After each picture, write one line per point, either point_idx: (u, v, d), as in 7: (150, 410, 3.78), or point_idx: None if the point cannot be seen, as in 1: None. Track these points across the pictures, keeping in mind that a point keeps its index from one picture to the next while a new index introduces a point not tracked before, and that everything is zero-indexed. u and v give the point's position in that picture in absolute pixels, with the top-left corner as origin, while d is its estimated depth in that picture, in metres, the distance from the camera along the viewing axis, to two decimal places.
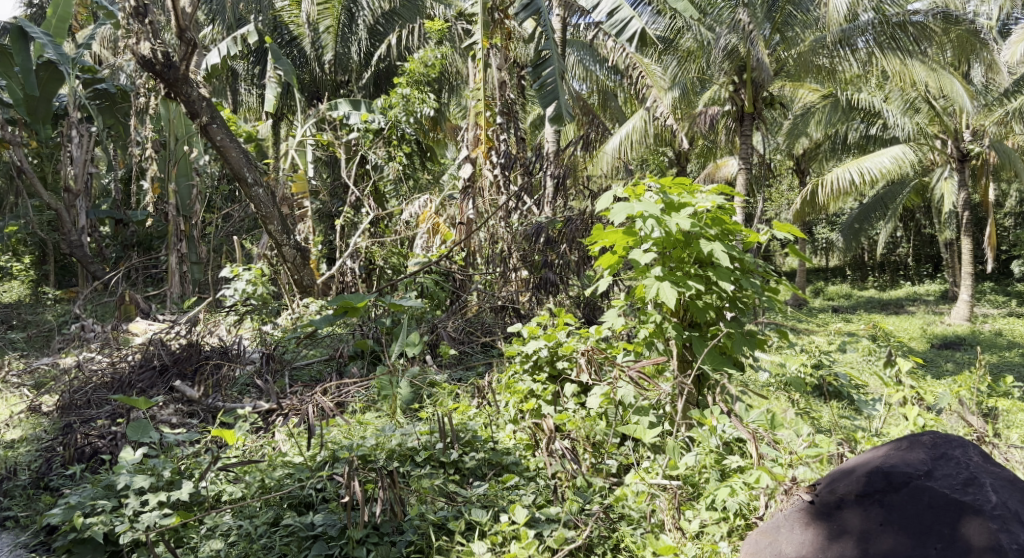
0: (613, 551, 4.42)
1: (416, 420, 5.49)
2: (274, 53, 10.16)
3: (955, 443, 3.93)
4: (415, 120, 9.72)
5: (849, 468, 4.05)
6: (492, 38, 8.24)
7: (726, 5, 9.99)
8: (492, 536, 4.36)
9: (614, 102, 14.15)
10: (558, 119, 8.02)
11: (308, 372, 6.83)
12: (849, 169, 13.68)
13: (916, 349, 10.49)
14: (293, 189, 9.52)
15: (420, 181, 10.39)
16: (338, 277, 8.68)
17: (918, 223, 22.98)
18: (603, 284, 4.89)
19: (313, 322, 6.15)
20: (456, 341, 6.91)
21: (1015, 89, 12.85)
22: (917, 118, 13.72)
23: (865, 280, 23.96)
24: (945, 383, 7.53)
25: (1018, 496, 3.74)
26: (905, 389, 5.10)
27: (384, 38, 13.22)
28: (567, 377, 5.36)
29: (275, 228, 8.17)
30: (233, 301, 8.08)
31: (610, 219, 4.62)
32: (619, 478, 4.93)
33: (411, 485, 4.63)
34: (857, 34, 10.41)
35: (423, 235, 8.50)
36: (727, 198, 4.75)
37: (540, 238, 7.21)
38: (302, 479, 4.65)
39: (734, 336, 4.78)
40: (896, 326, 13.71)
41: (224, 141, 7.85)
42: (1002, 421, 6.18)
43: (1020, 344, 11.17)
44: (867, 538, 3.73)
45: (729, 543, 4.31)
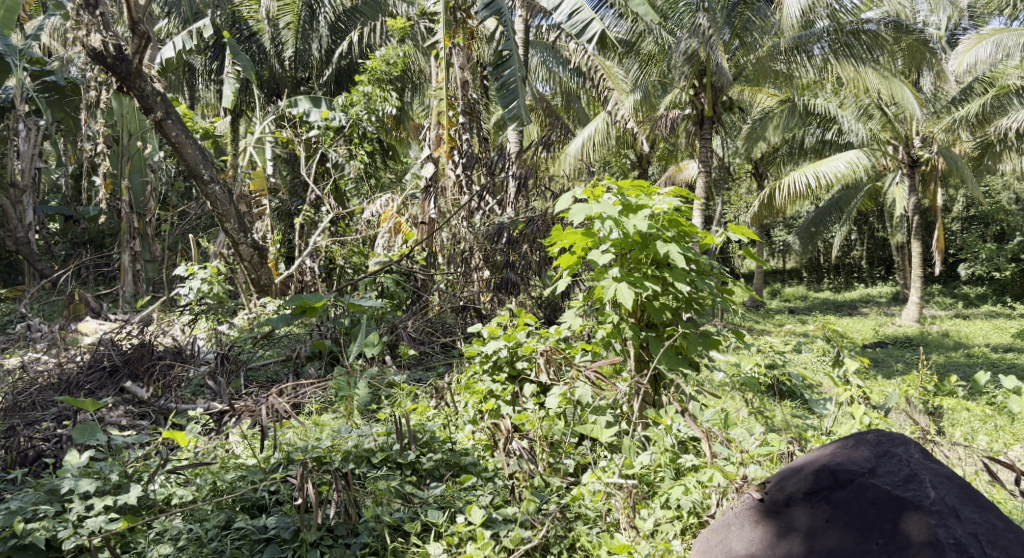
0: (569, 551, 4.44)
1: (373, 420, 5.48)
2: (231, 49, 10.01)
3: (898, 441, 4.01)
4: (376, 118, 9.63)
5: (797, 466, 4.12)
6: (454, 38, 8.23)
7: (687, 10, 10.16)
8: (448, 538, 4.37)
9: (577, 104, 14.23)
10: (519, 120, 8.01)
11: (264, 373, 6.73)
12: (805, 173, 13.91)
13: (868, 350, 10.73)
14: (251, 187, 9.36)
15: (383, 180, 10.33)
16: (297, 277, 8.60)
17: (871, 227, 23.58)
18: (562, 284, 4.92)
19: (270, 322, 6.07)
20: (416, 341, 6.91)
21: (962, 97, 13.22)
22: (871, 124, 13.98)
23: (821, 282, 24.47)
24: (894, 381, 7.74)
25: (956, 492, 3.84)
26: (853, 388, 5.20)
27: (346, 35, 13.08)
28: (526, 377, 5.32)
29: (232, 227, 8.04)
30: (187, 300, 7.92)
31: (569, 219, 4.66)
32: (575, 478, 4.99)
33: (367, 486, 4.62)
34: (813, 41, 10.63)
35: (384, 235, 8.46)
36: (684, 200, 4.81)
37: (501, 238, 7.20)
38: (255, 481, 4.60)
39: (690, 336, 4.83)
40: (849, 327, 14.02)
41: (179, 137, 7.73)
42: (947, 419, 6.38)
43: (965, 345, 11.55)
44: (813, 534, 3.82)
45: (682, 541, 4.38)
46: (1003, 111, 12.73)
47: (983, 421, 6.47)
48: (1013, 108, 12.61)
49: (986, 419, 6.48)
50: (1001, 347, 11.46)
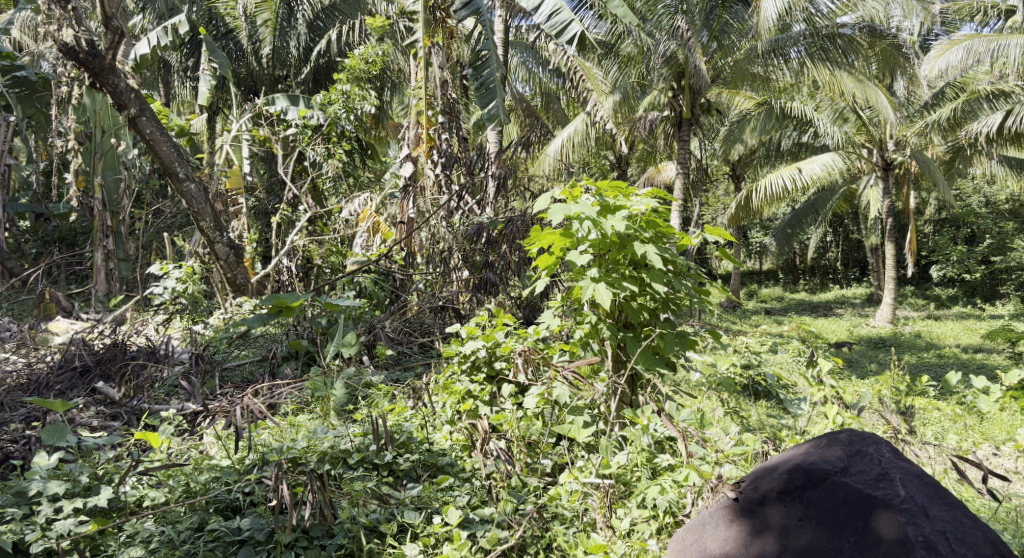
0: (545, 551, 4.45)
1: (350, 421, 5.45)
2: (208, 45, 9.91)
3: (870, 440, 4.05)
4: (355, 117, 9.57)
5: (772, 464, 4.15)
6: (433, 37, 8.21)
7: (664, 12, 10.13)
8: (424, 538, 4.37)
9: (557, 105, 14.24)
10: (497, 121, 8.00)
11: (240, 373, 6.67)
12: (781, 176, 14.02)
13: (843, 350, 10.87)
14: (227, 185, 9.26)
15: (361, 179, 10.28)
16: (273, 277, 8.51)
17: (846, 228, 23.90)
18: (540, 285, 4.93)
19: (246, 322, 6.01)
20: (394, 342, 6.87)
21: (935, 102, 13.42)
22: (846, 127, 14.10)
23: (797, 283, 24.72)
24: (867, 381, 7.84)
25: (925, 490, 3.89)
26: (826, 388, 5.28)
27: (324, 33, 12.97)
28: (504, 377, 5.33)
29: (208, 225, 7.94)
30: (162, 299, 7.82)
31: (548, 219, 4.68)
32: (553, 478, 5.00)
33: (342, 488, 4.61)
34: (790, 44, 10.73)
35: (362, 235, 8.46)
36: (661, 201, 4.83)
37: (480, 238, 7.21)
38: (228, 483, 4.57)
39: (666, 336, 4.85)
40: (824, 327, 14.18)
41: (154, 134, 7.65)
42: (917, 419, 6.48)
43: (936, 345, 11.78)
44: (787, 533, 3.85)
45: (658, 541, 4.40)
46: (974, 116, 12.93)
47: (953, 420, 6.58)
48: (983, 112, 12.82)
49: (956, 418, 6.60)
50: (972, 347, 11.65)
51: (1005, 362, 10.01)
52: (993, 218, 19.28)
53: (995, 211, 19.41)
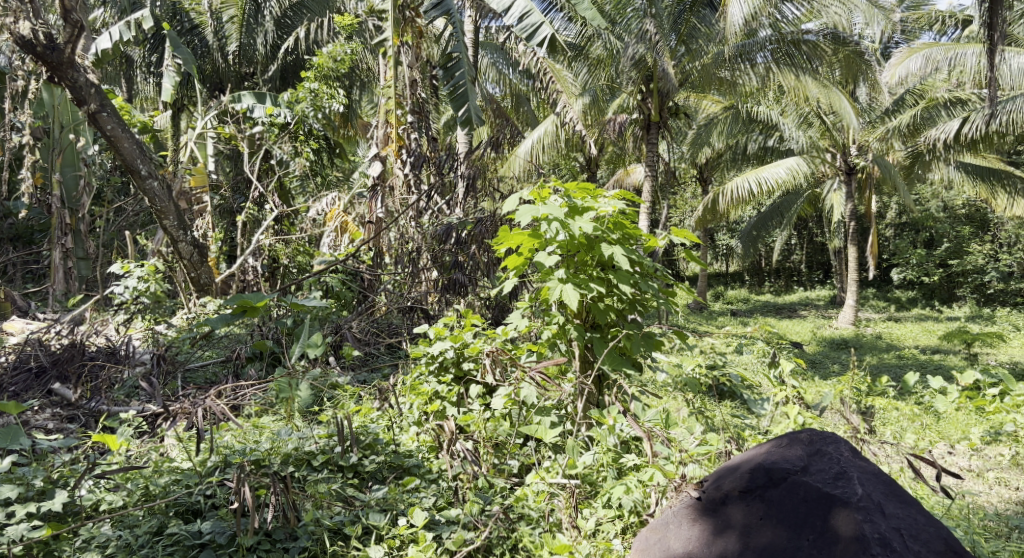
0: (511, 551, 4.47)
1: (315, 423, 5.39)
2: (172, 41, 9.76)
3: (830, 439, 4.11)
4: (323, 115, 9.40)
5: (734, 464, 4.20)
6: (403, 36, 8.16)
7: (634, 15, 10.13)
8: (389, 540, 4.37)
9: (526, 106, 14.25)
10: (468, 123, 8.02)
11: (203, 373, 6.58)
12: (747, 179, 14.24)
13: (807, 351, 11.04)
14: (191, 184, 9.13)
15: (330, 179, 10.13)
16: (238, 276, 8.41)
17: (810, 231, 24.29)
18: (509, 285, 4.93)
19: (209, 322, 5.92)
20: (361, 342, 6.81)
21: (895, 108, 13.75)
22: (810, 132, 14.31)
23: (763, 284, 25.08)
24: (829, 382, 7.99)
25: (882, 488, 3.96)
26: (788, 389, 5.38)
27: (292, 30, 12.77)
28: (472, 378, 5.32)
29: (171, 224, 7.83)
30: (123, 299, 7.68)
31: (516, 220, 4.68)
32: (520, 478, 5.02)
33: (306, 490, 4.59)
34: (756, 49, 10.94)
35: (330, 234, 8.44)
36: (628, 203, 4.85)
37: (449, 239, 7.22)
38: (189, 485, 4.52)
39: (633, 337, 4.87)
40: (788, 329, 14.42)
41: (115, 130, 7.48)
42: (876, 418, 6.62)
43: (897, 346, 12.01)
44: (748, 531, 3.91)
45: (623, 540, 4.43)
46: (932, 123, 13.22)
47: (910, 419, 6.75)
48: (941, 120, 13.12)
49: (913, 418, 6.76)
50: (931, 348, 11.90)
51: (962, 364, 10.25)
52: (950, 222, 19.73)
53: (952, 215, 19.82)
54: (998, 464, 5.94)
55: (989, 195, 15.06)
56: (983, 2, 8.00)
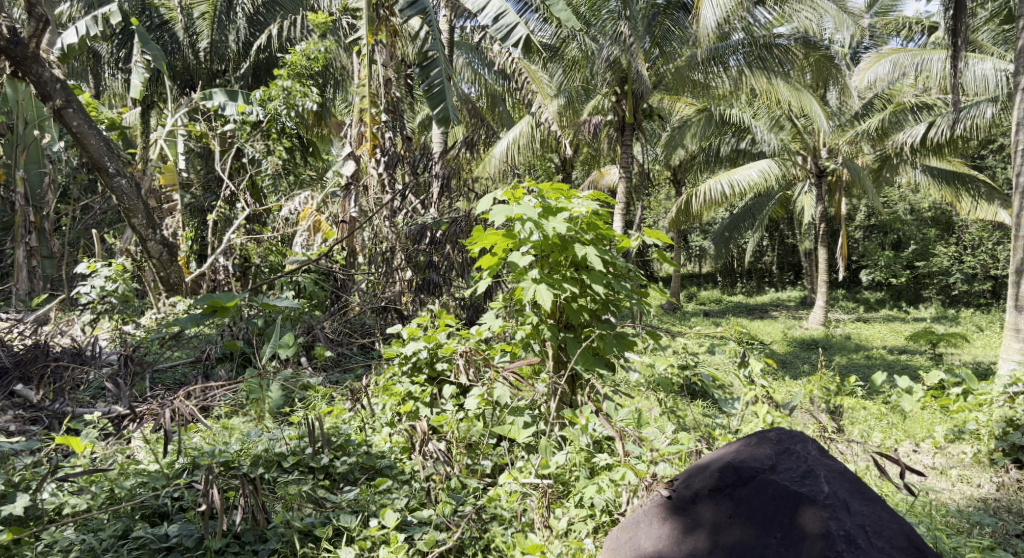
0: (483, 551, 4.49)
1: (285, 424, 5.34)
2: (141, 36, 9.60)
3: (797, 438, 4.15)
4: (296, 113, 9.32)
5: (704, 463, 4.23)
6: (377, 35, 8.12)
7: (609, 18, 10.28)
8: (360, 541, 4.35)
9: (501, 106, 14.25)
10: (444, 122, 8.00)
11: (172, 374, 6.49)
12: (720, 181, 14.38)
13: (778, 351, 11.16)
14: (161, 182, 9.02)
15: (303, 178, 10.02)
16: (209, 275, 8.31)
17: (782, 233, 24.52)
18: (483, 285, 4.92)
19: (178, 322, 5.85)
20: (333, 343, 6.76)
21: (864, 112, 13.93)
22: (782, 134, 14.46)
23: (735, 285, 25.29)
24: (798, 381, 8.10)
25: (848, 486, 4.00)
26: (757, 388, 5.45)
27: (265, 28, 12.65)
28: (445, 378, 5.31)
29: (140, 222, 7.72)
30: (90, 299, 7.52)
31: (490, 220, 4.68)
32: (493, 478, 5.02)
33: (276, 492, 4.56)
34: (729, 52, 10.97)
35: (302, 234, 8.45)
36: (602, 203, 4.87)
37: (424, 239, 7.20)
38: (156, 487, 4.47)
39: (606, 337, 4.87)
40: (759, 329, 14.61)
41: (81, 127, 7.36)
42: (844, 417, 6.74)
43: (865, 346, 12.20)
44: (717, 530, 3.94)
45: (594, 539, 4.44)
46: (900, 127, 13.42)
47: (877, 418, 6.87)
48: (908, 124, 13.34)
49: (880, 417, 6.89)
50: (898, 348, 12.10)
51: (927, 364, 10.45)
52: (917, 225, 20.02)
53: (919, 218, 20.03)
54: (961, 462, 6.08)
55: (954, 198, 15.33)
56: (948, 9, 8.14)
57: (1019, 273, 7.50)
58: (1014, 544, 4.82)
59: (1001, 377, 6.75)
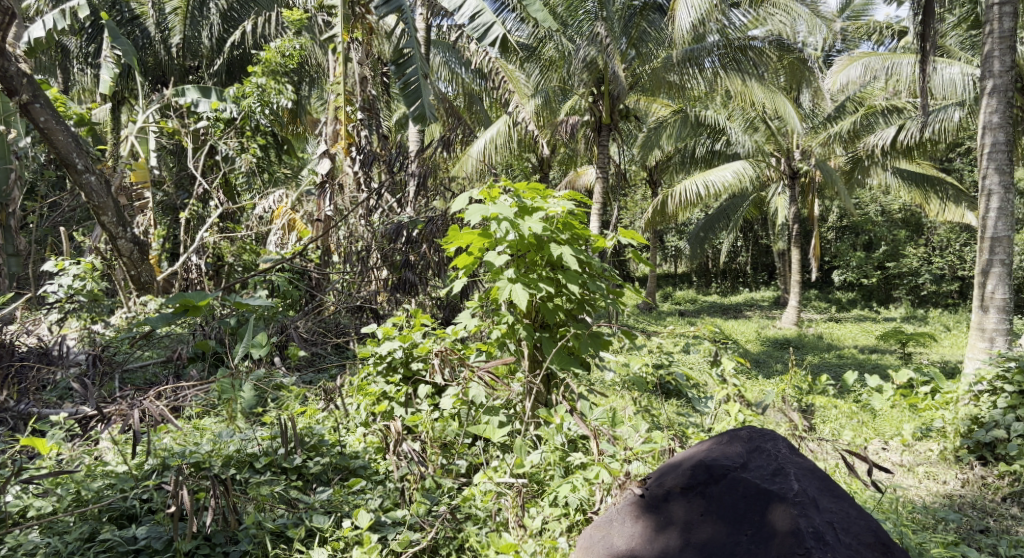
0: (457, 551, 4.50)
1: (258, 424, 5.28)
2: (111, 31, 9.43)
3: (768, 436, 4.21)
4: (270, 111, 9.21)
5: (677, 461, 4.26)
6: (353, 32, 8.07)
7: (586, 18, 10.35)
8: (334, 542, 4.33)
9: (478, 106, 14.21)
10: (421, 120, 7.96)
11: (142, 374, 6.33)
12: (695, 182, 14.46)
13: (751, 350, 11.26)
14: (132, 179, 8.89)
15: (278, 176, 9.92)
16: (181, 274, 8.21)
17: (756, 233, 24.71)
18: (459, 285, 4.91)
19: (149, 321, 5.77)
20: (307, 342, 6.71)
21: (836, 115, 14.16)
22: (756, 136, 14.60)
23: (709, 286, 25.47)
24: (771, 381, 8.17)
25: (818, 484, 4.05)
26: (729, 386, 5.50)
27: (239, 24, 12.52)
28: (421, 378, 5.30)
29: (110, 220, 7.60)
30: (57, 297, 7.35)
31: (466, 219, 4.66)
32: (467, 478, 5.01)
33: (248, 493, 4.52)
34: (704, 54, 11.10)
35: (277, 232, 8.39)
36: (578, 203, 4.88)
37: (400, 238, 7.17)
38: (124, 489, 4.41)
39: (581, 336, 4.88)
40: (733, 329, 14.72)
41: (49, 122, 7.24)
42: (816, 415, 6.81)
43: (837, 346, 12.34)
44: (689, 527, 3.96)
45: (568, 538, 4.45)
46: (871, 130, 13.61)
47: (848, 417, 6.95)
48: (879, 127, 13.54)
49: (851, 415, 6.98)
50: (870, 348, 12.26)
51: (896, 363, 10.59)
52: (888, 226, 20.28)
53: (889, 219, 20.31)
54: (927, 459, 6.19)
55: (924, 200, 15.56)
56: (916, 14, 8.26)
57: (985, 274, 7.65)
58: (977, 539, 4.90)
59: (967, 376, 6.88)
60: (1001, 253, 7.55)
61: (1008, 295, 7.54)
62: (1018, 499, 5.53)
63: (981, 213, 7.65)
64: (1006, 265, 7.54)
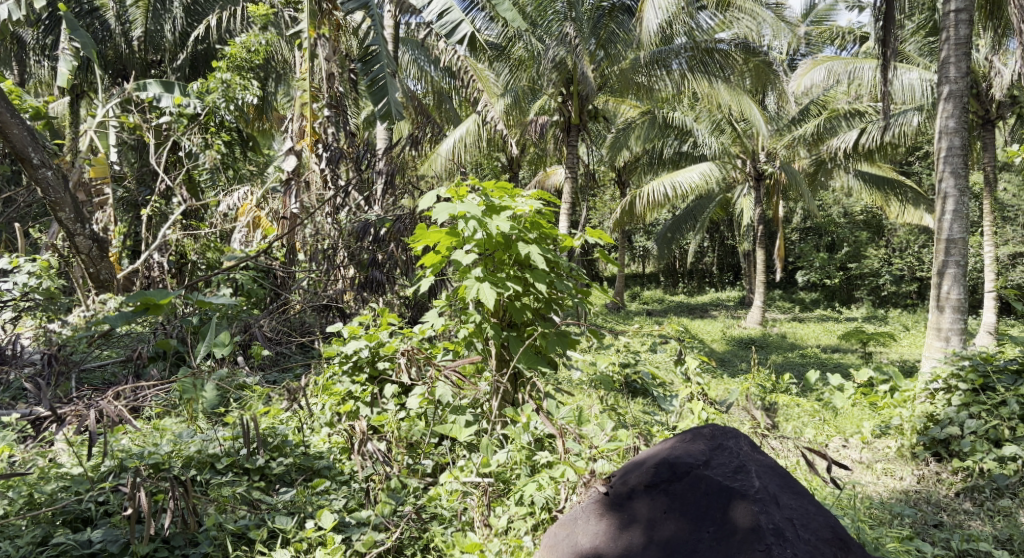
0: (423, 551, 4.50)
1: (220, 424, 5.20)
2: (69, 23, 9.19)
3: (730, 434, 4.24)
4: (235, 107, 9.08)
5: (641, 459, 4.28)
6: (319, 29, 7.98)
7: (555, 18, 10.30)
8: (296, 544, 4.29)
9: (447, 104, 14.16)
10: (387, 118, 7.89)
11: (101, 374, 6.43)
12: (662, 183, 14.54)
13: (716, 350, 11.36)
14: (90, 175, 8.67)
15: (242, 173, 9.77)
16: (142, 272, 8.07)
17: (721, 234, 24.97)
18: (425, 284, 4.88)
19: (107, 319, 5.54)
20: (272, 342, 6.61)
21: (800, 118, 14.33)
22: (722, 138, 14.74)
23: (676, 286, 25.68)
24: (734, 380, 8.25)
25: (778, 481, 4.09)
26: (693, 385, 5.56)
27: (203, 18, 12.36)
28: (387, 378, 5.25)
29: (67, 216, 7.43)
30: (12, 295, 7.14)
31: (433, 217, 4.63)
32: (433, 478, 5.00)
33: (209, 494, 4.46)
34: (671, 56, 11.19)
35: (241, 230, 8.26)
36: (545, 203, 4.88)
37: (367, 236, 7.14)
38: (79, 492, 4.32)
39: (549, 336, 4.86)
40: (699, 328, 14.84)
41: (3, 115, 7.05)
42: (778, 414, 6.88)
43: (800, 345, 12.51)
44: (652, 525, 3.99)
45: (534, 537, 4.44)
46: (834, 133, 13.83)
47: (810, 415, 7.03)
48: (841, 130, 13.76)
49: (813, 413, 7.10)
50: (832, 348, 12.45)
51: (856, 362, 10.75)
52: (850, 228, 20.62)
53: (851, 221, 20.66)
54: (885, 456, 6.31)
55: (884, 203, 15.82)
56: (877, 20, 8.40)
57: (941, 275, 7.79)
58: (931, 533, 5.00)
59: (924, 375, 7.03)
60: (956, 254, 7.70)
61: (963, 295, 7.70)
62: (971, 494, 5.64)
63: (937, 216, 7.79)
64: (961, 266, 7.69)
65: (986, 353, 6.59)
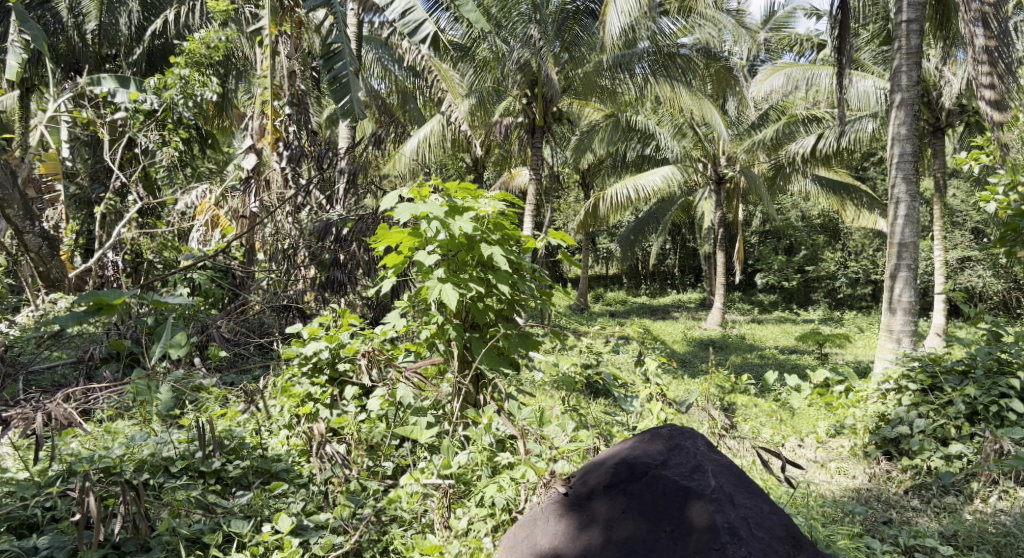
0: (382, 553, 4.48)
1: (174, 427, 5.11)
2: (18, 15, 8.90)
3: (687, 434, 4.28)
4: (193, 104, 8.91)
5: (600, 460, 4.30)
6: (281, 26, 7.93)
7: (519, 19, 10.31)
8: (252, 547, 4.23)
9: (412, 104, 14.11)
10: (349, 116, 7.82)
11: (50, 376, 6.17)
12: (626, 186, 14.61)
13: (677, 350, 11.49)
14: (41, 171, 8.54)
15: (200, 170, 9.62)
16: (96, 271, 7.90)
17: (683, 237, 25.27)
18: (387, 285, 4.84)
19: (57, 320, 5.14)
20: (229, 342, 6.53)
21: (760, 123, 14.56)
22: (684, 141, 14.89)
23: (639, 287, 25.91)
24: (694, 380, 8.36)
25: (734, 480, 4.13)
26: (652, 385, 5.61)
27: (160, 13, 12.27)
28: (347, 379, 5.19)
29: (16, 213, 7.14)
30: None
31: (394, 217, 4.60)
32: (393, 480, 4.96)
33: (162, 498, 4.38)
34: (635, 60, 11.24)
35: (199, 228, 8.13)
36: (508, 204, 4.87)
37: (329, 236, 7.06)
38: (25, 497, 4.22)
39: (511, 337, 4.85)
40: (660, 329, 15.02)
41: None
42: (737, 414, 6.97)
43: (759, 346, 12.70)
44: (611, 525, 4.01)
45: (493, 539, 4.42)
46: (792, 137, 14.07)
47: (768, 415, 7.16)
48: (799, 135, 14.00)
49: (771, 413, 7.22)
50: (790, 349, 12.66)
51: (813, 363, 10.95)
52: (808, 231, 21.00)
53: (809, 225, 21.04)
54: (839, 455, 6.45)
55: (841, 206, 16.09)
56: (832, 25, 8.52)
57: (893, 278, 7.95)
58: (880, 530, 5.12)
59: (876, 375, 7.17)
60: (907, 258, 7.88)
61: (914, 298, 7.87)
62: (919, 491, 5.76)
63: (891, 219, 7.95)
64: (912, 270, 7.87)
65: (935, 353, 6.77)
